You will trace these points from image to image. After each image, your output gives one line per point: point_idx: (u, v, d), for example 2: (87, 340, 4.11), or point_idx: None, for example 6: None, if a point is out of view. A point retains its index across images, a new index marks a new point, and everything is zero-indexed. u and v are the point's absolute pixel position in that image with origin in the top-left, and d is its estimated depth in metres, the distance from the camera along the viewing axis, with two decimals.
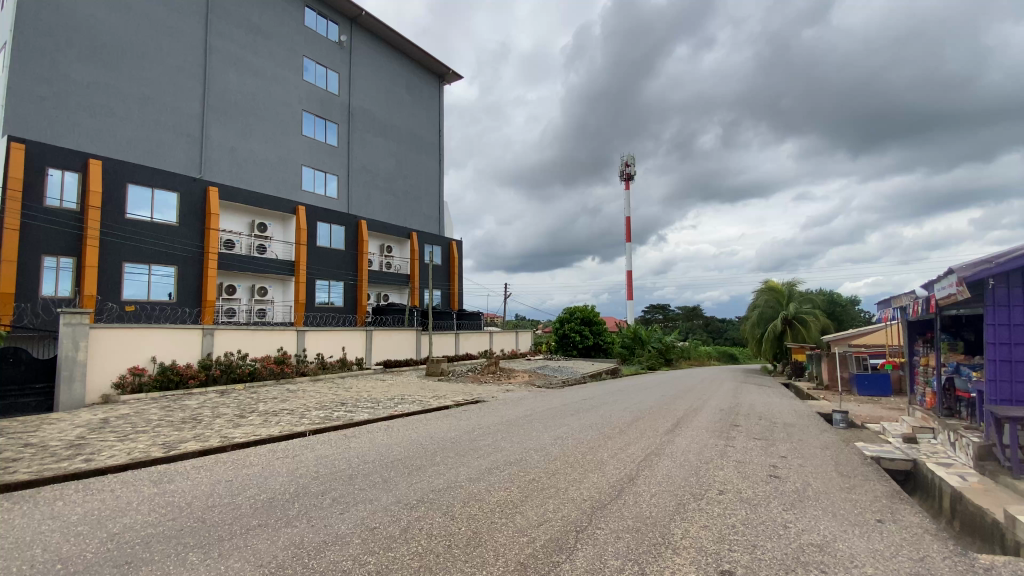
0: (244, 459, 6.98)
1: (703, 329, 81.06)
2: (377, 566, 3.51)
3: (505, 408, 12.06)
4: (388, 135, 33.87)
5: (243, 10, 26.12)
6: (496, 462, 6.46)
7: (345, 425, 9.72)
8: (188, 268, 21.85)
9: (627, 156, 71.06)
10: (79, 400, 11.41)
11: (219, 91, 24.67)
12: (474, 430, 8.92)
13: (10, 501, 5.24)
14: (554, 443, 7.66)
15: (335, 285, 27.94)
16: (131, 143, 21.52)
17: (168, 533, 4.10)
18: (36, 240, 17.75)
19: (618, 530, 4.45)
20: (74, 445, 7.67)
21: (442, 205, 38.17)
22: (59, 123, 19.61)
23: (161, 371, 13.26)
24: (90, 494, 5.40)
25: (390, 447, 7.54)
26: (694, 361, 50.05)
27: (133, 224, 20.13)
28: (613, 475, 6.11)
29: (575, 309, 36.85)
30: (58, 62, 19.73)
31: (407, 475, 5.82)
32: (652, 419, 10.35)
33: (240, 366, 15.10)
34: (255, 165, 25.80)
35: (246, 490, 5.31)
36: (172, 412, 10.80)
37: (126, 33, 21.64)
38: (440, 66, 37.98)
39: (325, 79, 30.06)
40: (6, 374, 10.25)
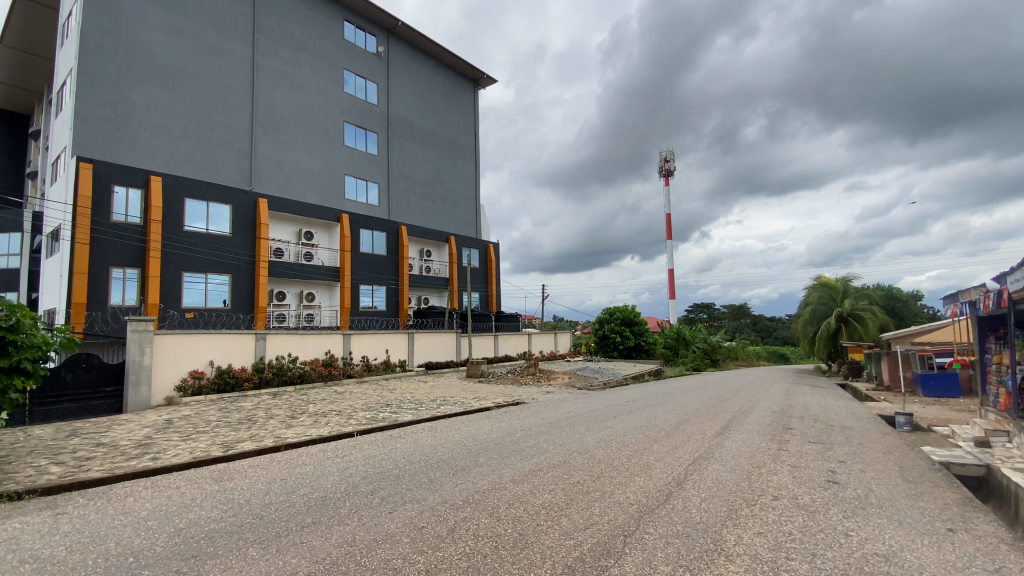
0: (296, 458, 7.25)
1: (751, 328, 78.43)
2: (426, 566, 3.55)
3: (547, 409, 12.04)
4: (425, 141, 34.50)
5: (287, 28, 27.26)
6: (540, 464, 6.43)
7: (391, 426, 9.96)
8: (241, 276, 22.97)
9: (664, 150, 70.52)
10: (145, 402, 12.13)
11: (266, 106, 25.84)
12: (517, 432, 8.94)
13: (84, 498, 5.61)
14: (598, 446, 7.55)
15: (377, 290, 28.64)
16: (187, 159, 22.81)
17: (230, 528, 4.29)
18: (105, 253, 19.08)
19: (667, 535, 4.33)
20: (141, 445, 8.16)
21: (479, 209, 38.47)
22: (122, 142, 20.98)
23: (218, 374, 13.92)
24: (155, 491, 5.72)
25: (434, 447, 7.68)
26: (741, 361, 48.43)
27: (191, 236, 21.35)
28: (660, 478, 5.96)
29: (616, 309, 36.36)
30: (121, 86, 21.15)
31: (451, 476, 5.87)
32: (699, 421, 10.06)
33: (291, 368, 15.74)
34: (301, 175, 26.84)
35: (299, 488, 5.51)
36: (229, 413, 11.38)
37: (180, 56, 22.98)
38: (474, 72, 38.39)
39: (364, 89, 30.93)
40: (79, 379, 11.02)
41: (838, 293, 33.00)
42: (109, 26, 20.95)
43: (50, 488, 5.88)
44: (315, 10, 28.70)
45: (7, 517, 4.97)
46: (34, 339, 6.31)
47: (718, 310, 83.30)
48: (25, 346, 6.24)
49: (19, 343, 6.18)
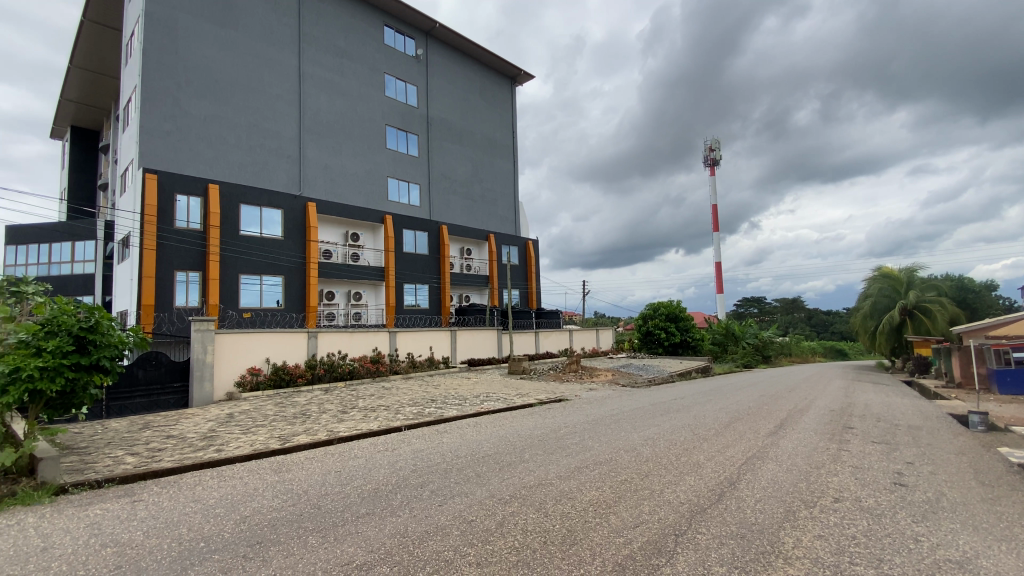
0: (349, 451, 7.52)
1: (805, 322, 74.99)
2: (477, 558, 3.60)
3: (592, 406, 11.91)
4: (464, 141, 34.83)
5: (331, 36, 28.13)
6: (586, 461, 6.38)
7: (437, 421, 10.16)
8: (293, 277, 23.99)
9: (708, 139, 68.47)
10: (208, 397, 12.89)
11: (312, 113, 26.81)
12: (561, 428, 8.93)
13: (157, 487, 6.02)
14: (645, 444, 7.41)
15: (420, 288, 29.26)
16: (241, 167, 23.98)
17: (290, 517, 4.50)
18: (170, 258, 20.39)
19: (721, 536, 4.21)
20: (207, 437, 8.68)
21: (518, 206, 38.53)
22: (183, 153, 22.26)
23: (274, 370, 14.59)
24: (220, 481, 6.05)
25: (479, 442, 7.77)
26: (795, 358, 46.33)
27: (246, 240, 22.48)
28: (712, 478, 5.78)
29: (659, 304, 35.66)
30: (179, 100, 22.45)
31: (497, 471, 5.92)
32: (752, 419, 9.69)
33: (341, 365, 16.36)
34: (346, 179, 27.70)
35: (353, 480, 5.70)
36: (285, 407, 11.92)
37: (232, 69, 24.14)
38: (512, 69, 38.39)
39: (404, 92, 31.54)
40: (149, 375, 11.85)
41: (901, 284, 31.05)
42: (168, 44, 22.27)
43: (125, 477, 6.33)
44: (356, 17, 29.49)
45: (91, 503, 5.40)
46: (111, 339, 6.81)
47: (768, 304, 80.03)
48: (104, 345, 6.74)
49: (98, 343, 6.69)
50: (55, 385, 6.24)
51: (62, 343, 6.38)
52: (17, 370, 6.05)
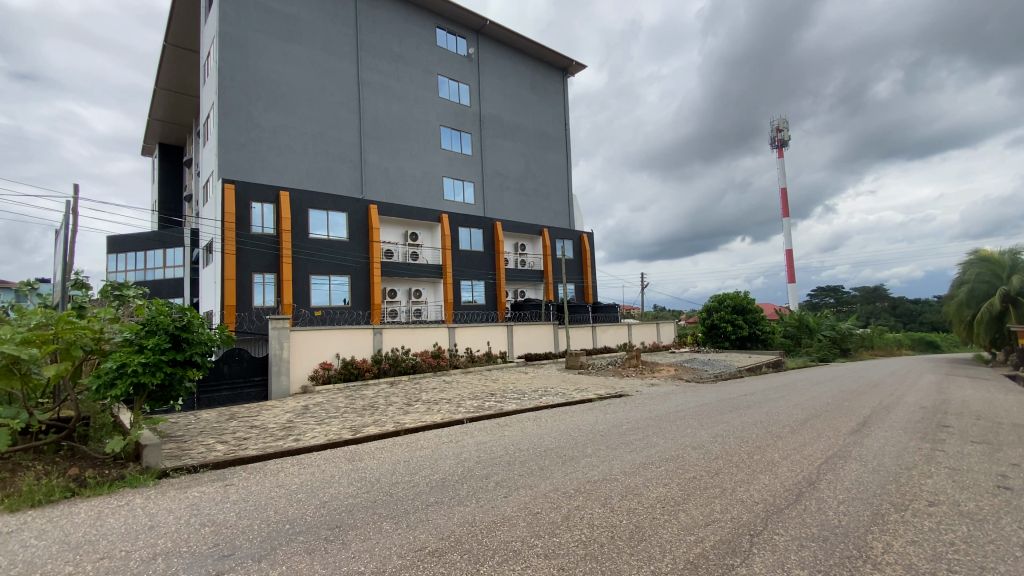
0: (416, 442, 7.81)
1: (889, 312, 69.32)
2: (545, 550, 3.62)
3: (656, 402, 11.63)
4: (516, 136, 34.90)
5: (386, 42, 29.04)
6: (651, 457, 6.24)
7: (497, 414, 10.30)
8: (358, 277, 25.14)
9: (775, 119, 64.97)
10: (286, 389, 13.80)
11: (371, 119, 27.83)
12: (624, 424, 8.77)
13: (246, 472, 6.53)
14: (714, 441, 7.13)
15: (477, 285, 29.78)
16: (308, 174, 25.29)
17: (365, 504, 4.73)
18: (248, 261, 21.95)
19: (801, 538, 3.99)
20: (286, 427, 9.29)
21: (573, 199, 38.13)
22: (256, 163, 23.76)
23: (344, 365, 15.37)
24: (301, 468, 6.48)
25: (541, 436, 7.82)
26: (878, 350, 42.91)
27: (315, 242, 23.79)
28: (788, 477, 5.49)
29: (726, 296, 34.08)
30: (252, 114, 23.96)
31: (561, 465, 5.92)
32: (831, 417, 9.05)
33: (404, 360, 17.00)
34: (404, 180, 28.55)
35: (421, 470, 5.90)
36: (355, 400, 12.55)
37: (298, 81, 25.50)
38: (563, 60, 37.98)
39: (457, 92, 32.03)
40: (234, 370, 12.86)
41: (1004, 269, 27.98)
42: (240, 62, 23.79)
43: (217, 463, 6.91)
44: (410, 21, 30.24)
45: (190, 486, 5.95)
46: (202, 336, 7.44)
47: (846, 293, 75.09)
48: (196, 341, 7.37)
49: (191, 340, 7.32)
50: (156, 378, 6.86)
51: (161, 341, 7.02)
52: (124, 365, 6.70)
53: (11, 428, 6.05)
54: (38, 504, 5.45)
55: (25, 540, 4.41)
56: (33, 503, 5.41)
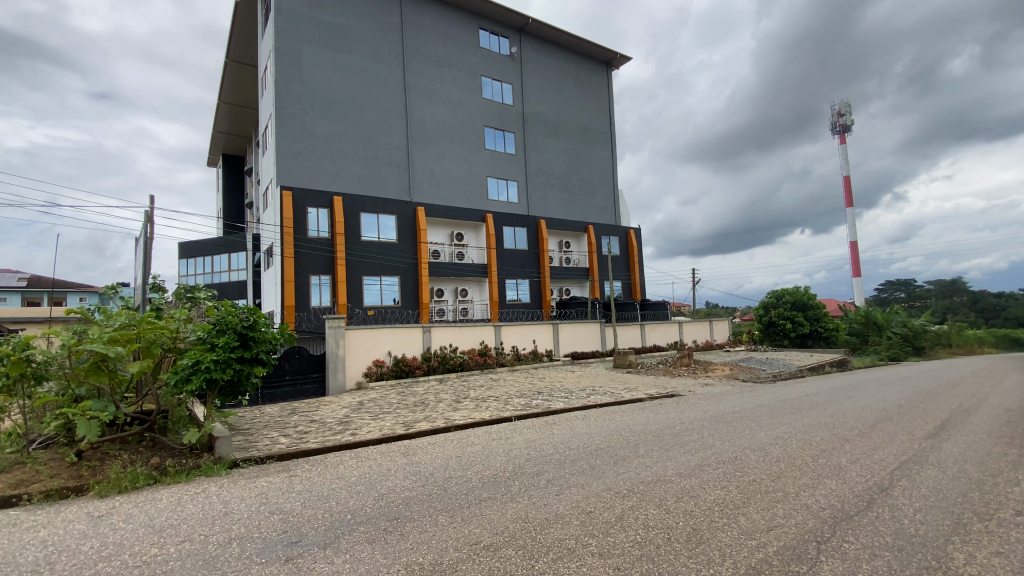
0: (466, 438, 7.95)
1: (970, 307, 63.94)
2: (599, 549, 3.59)
3: (710, 402, 11.28)
4: (560, 133, 34.68)
5: (431, 46, 29.59)
6: (707, 459, 6.06)
7: (545, 412, 10.30)
8: (407, 277, 25.81)
9: (838, 103, 61.37)
10: (342, 386, 14.37)
11: (418, 122, 28.47)
12: (678, 424, 8.54)
13: (308, 463, 6.87)
14: (775, 444, 6.84)
15: (522, 283, 29.91)
16: (358, 179, 26.18)
17: (421, 496, 4.86)
18: (305, 263, 23.00)
19: (873, 546, 3.76)
20: (343, 422, 9.69)
21: (618, 194, 37.52)
22: (311, 170, 24.83)
23: (396, 362, 15.84)
24: (359, 461, 6.74)
25: (591, 435, 7.76)
26: (956, 348, 39.68)
27: (366, 244, 24.62)
28: (857, 483, 5.18)
29: (784, 292, 32.83)
30: (307, 123, 25.04)
31: (612, 464, 5.84)
32: (905, 420, 8.45)
33: (452, 357, 17.36)
34: (450, 182, 29.03)
35: (473, 466, 6.00)
36: (406, 396, 12.91)
37: (348, 89, 26.43)
38: (607, 54, 37.39)
39: (501, 92, 32.22)
40: (294, 366, 13.56)
41: None
42: (296, 74, 24.94)
43: (282, 455, 7.30)
44: (453, 25, 30.68)
45: (260, 476, 6.33)
46: (266, 335, 7.90)
47: (919, 287, 70.08)
48: (261, 340, 7.83)
49: (257, 338, 7.79)
50: (226, 374, 7.33)
51: (230, 339, 7.50)
52: (198, 362, 7.20)
53: (101, 420, 6.63)
54: (125, 490, 5.95)
55: (116, 523, 4.81)
56: (121, 489, 5.92)
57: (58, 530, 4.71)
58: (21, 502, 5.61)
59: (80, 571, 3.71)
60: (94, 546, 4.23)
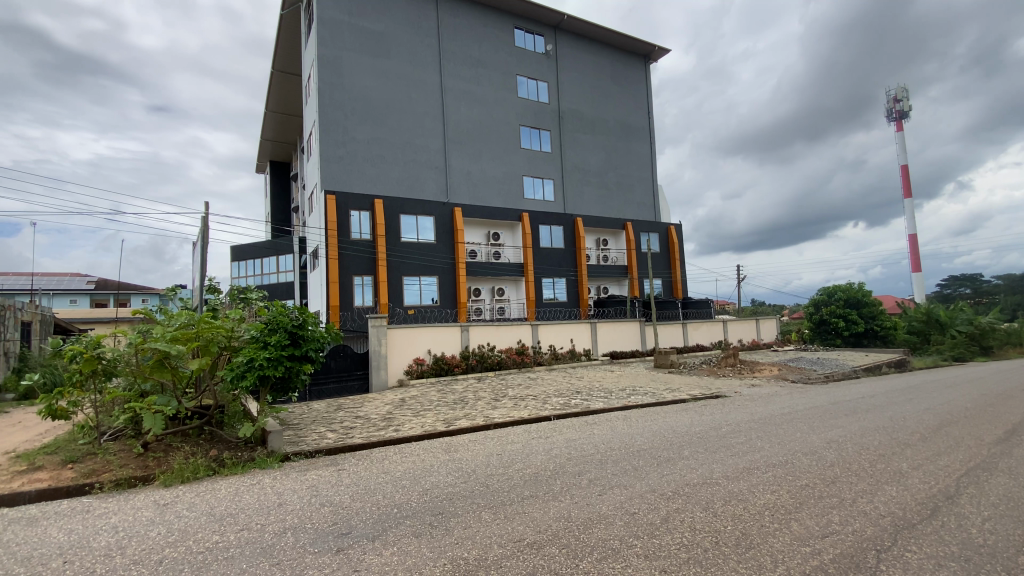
0: (506, 436, 8.00)
1: None
2: (644, 550, 3.55)
3: (757, 403, 10.91)
4: (597, 129, 34.28)
5: (467, 48, 29.85)
6: (756, 462, 5.86)
7: (585, 412, 10.22)
8: (445, 277, 26.21)
9: (895, 88, 57.99)
10: (384, 383, 14.75)
11: (455, 124, 28.80)
12: (723, 426, 8.29)
13: (355, 458, 7.11)
14: (829, 447, 6.54)
15: (559, 282, 29.83)
16: (398, 182, 26.74)
17: (464, 493, 4.93)
18: (349, 265, 23.72)
19: (938, 556, 3.55)
20: (386, 418, 9.95)
21: (657, 190, 36.76)
22: (352, 174, 25.54)
23: (436, 361, 16.11)
24: (403, 456, 6.91)
25: (632, 435, 7.65)
26: None
27: (406, 245, 25.15)
28: (920, 490, 4.89)
29: (836, 288, 31.35)
30: (348, 129, 25.79)
31: (655, 466, 5.74)
32: (973, 425, 7.88)
33: (490, 356, 17.49)
34: (487, 182, 29.25)
35: (513, 464, 6.03)
36: (446, 394, 13.11)
37: (387, 94, 27.05)
38: (645, 47, 36.67)
39: (536, 90, 32.16)
40: (339, 364, 14.03)
41: None
42: (337, 81, 25.73)
43: (330, 449, 7.59)
44: (489, 25, 30.84)
45: (310, 469, 6.61)
46: (315, 333, 8.20)
47: (987, 283, 65.41)
48: (310, 338, 8.14)
49: (307, 336, 8.10)
50: (278, 371, 7.67)
51: (281, 338, 7.82)
52: (252, 360, 7.58)
53: (165, 414, 7.07)
54: (188, 480, 6.34)
55: (179, 511, 5.13)
56: (184, 479, 6.30)
57: (128, 517, 5.06)
58: (95, 490, 6.06)
59: (150, 555, 3.97)
60: (161, 532, 4.51)
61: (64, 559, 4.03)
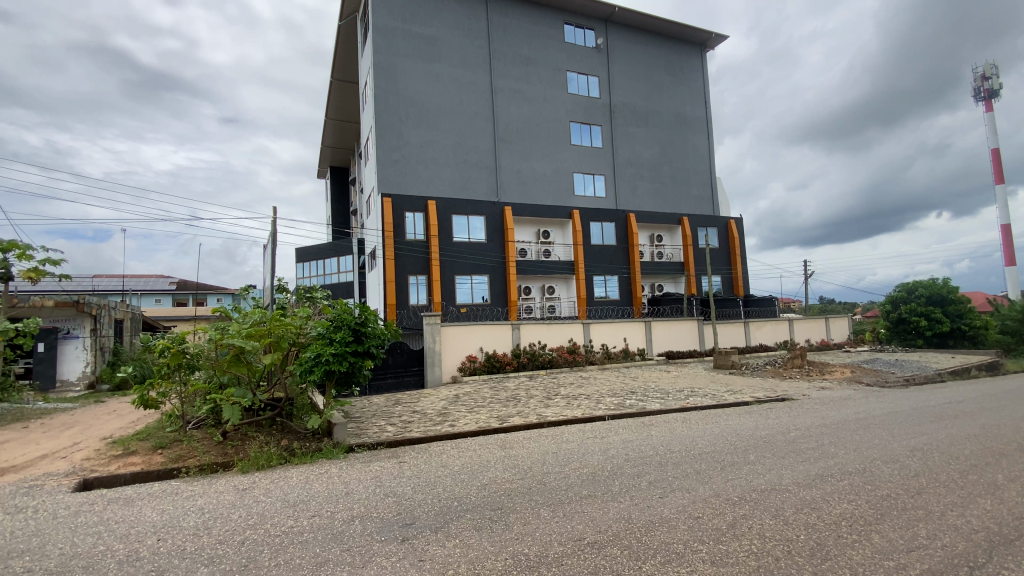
0: (561, 435, 7.97)
1: None
2: (711, 556, 3.44)
3: (829, 407, 10.24)
4: (650, 122, 33.38)
5: (517, 47, 29.93)
6: (829, 469, 5.53)
7: (640, 413, 10.02)
8: (496, 275, 26.47)
9: (985, 65, 52.73)
10: (439, 379, 15.13)
11: (505, 123, 28.98)
12: (791, 430, 7.86)
13: (413, 451, 7.33)
14: (912, 456, 6.05)
15: (611, 280, 29.37)
16: (450, 183, 27.21)
17: (522, 489, 4.97)
18: (404, 264, 24.48)
19: None
20: (442, 413, 10.17)
21: (715, 182, 35.33)
22: (407, 177, 26.25)
23: (487, 358, 16.32)
24: (459, 451, 7.06)
25: (692, 438, 7.41)
26: None
27: (458, 245, 25.64)
28: (1021, 504, 4.42)
29: (916, 284, 28.86)
30: (402, 133, 26.53)
31: (720, 470, 5.54)
32: None
33: (542, 354, 17.51)
34: (537, 180, 29.22)
35: (570, 462, 6.01)
36: (499, 391, 13.27)
37: (439, 97, 27.61)
38: (701, 34, 35.30)
39: (587, 86, 31.79)
40: (396, 360, 14.54)
41: None
42: (392, 87, 26.55)
43: (391, 442, 7.87)
44: (539, 23, 30.77)
45: (372, 460, 6.89)
46: (376, 330, 8.51)
47: None
48: (372, 335, 8.46)
49: (368, 333, 8.41)
50: (343, 366, 8.03)
51: (345, 335, 8.18)
52: (319, 355, 8.01)
53: (242, 405, 7.59)
54: (263, 467, 6.77)
55: (257, 495, 5.49)
56: (259, 466, 6.74)
57: (212, 500, 5.47)
58: (182, 474, 6.60)
59: (233, 536, 4.29)
60: (241, 515, 4.85)
61: (159, 536, 4.43)
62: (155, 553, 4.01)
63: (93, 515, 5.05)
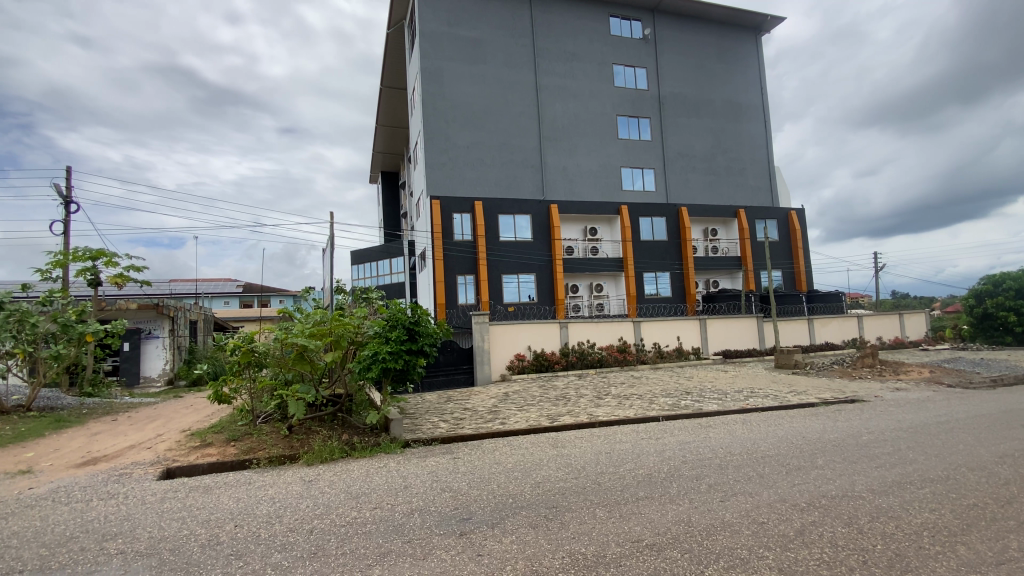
0: (613, 435, 7.86)
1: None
2: (778, 563, 3.30)
3: (906, 410, 9.49)
4: (701, 112, 32.24)
5: (561, 43, 29.73)
6: (907, 476, 5.15)
7: (697, 414, 9.71)
8: (543, 274, 26.45)
9: None
10: (488, 377, 15.32)
11: (550, 121, 28.88)
12: (864, 434, 7.38)
13: (466, 447, 7.48)
14: (1003, 463, 5.52)
15: (662, 276, 28.66)
16: (497, 183, 27.39)
17: (576, 489, 4.95)
18: (452, 265, 24.94)
19: None
20: (492, 411, 10.28)
21: (773, 172, 33.66)
22: (454, 178, 26.66)
23: (535, 357, 16.34)
24: (512, 449, 7.12)
25: (752, 440, 7.13)
26: None
27: (504, 244, 25.83)
28: None
29: (1004, 276, 26.28)
30: (450, 135, 26.97)
31: (785, 474, 5.29)
32: None
33: (591, 353, 17.35)
34: (584, 176, 28.91)
35: (625, 463, 5.93)
36: (549, 390, 13.26)
37: (485, 98, 27.87)
38: (755, 17, 33.69)
39: (634, 78, 31.12)
40: (446, 359, 14.83)
41: None
42: (439, 91, 27.05)
43: (444, 437, 8.06)
44: (584, 18, 30.41)
45: (428, 455, 7.09)
46: (429, 329, 8.75)
47: None
48: (425, 333, 8.71)
49: (422, 332, 8.66)
50: (398, 363, 8.35)
51: (400, 334, 8.47)
52: (376, 353, 8.29)
53: (306, 401, 8.00)
54: (326, 460, 7.12)
55: (321, 487, 5.76)
56: (322, 459, 7.09)
57: (281, 490, 5.80)
58: (253, 465, 7.04)
59: (302, 524, 4.54)
60: (308, 505, 5.12)
61: (236, 523, 4.75)
62: (233, 538, 4.31)
63: (176, 502, 5.49)
